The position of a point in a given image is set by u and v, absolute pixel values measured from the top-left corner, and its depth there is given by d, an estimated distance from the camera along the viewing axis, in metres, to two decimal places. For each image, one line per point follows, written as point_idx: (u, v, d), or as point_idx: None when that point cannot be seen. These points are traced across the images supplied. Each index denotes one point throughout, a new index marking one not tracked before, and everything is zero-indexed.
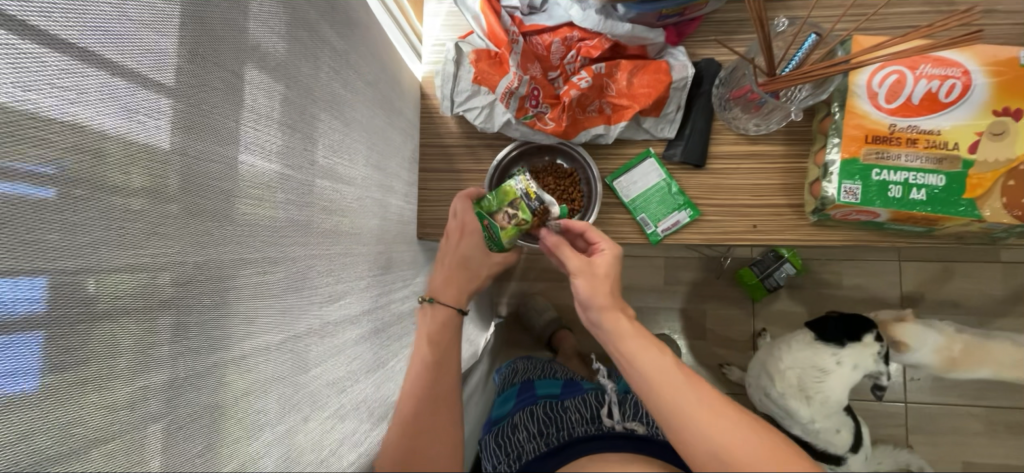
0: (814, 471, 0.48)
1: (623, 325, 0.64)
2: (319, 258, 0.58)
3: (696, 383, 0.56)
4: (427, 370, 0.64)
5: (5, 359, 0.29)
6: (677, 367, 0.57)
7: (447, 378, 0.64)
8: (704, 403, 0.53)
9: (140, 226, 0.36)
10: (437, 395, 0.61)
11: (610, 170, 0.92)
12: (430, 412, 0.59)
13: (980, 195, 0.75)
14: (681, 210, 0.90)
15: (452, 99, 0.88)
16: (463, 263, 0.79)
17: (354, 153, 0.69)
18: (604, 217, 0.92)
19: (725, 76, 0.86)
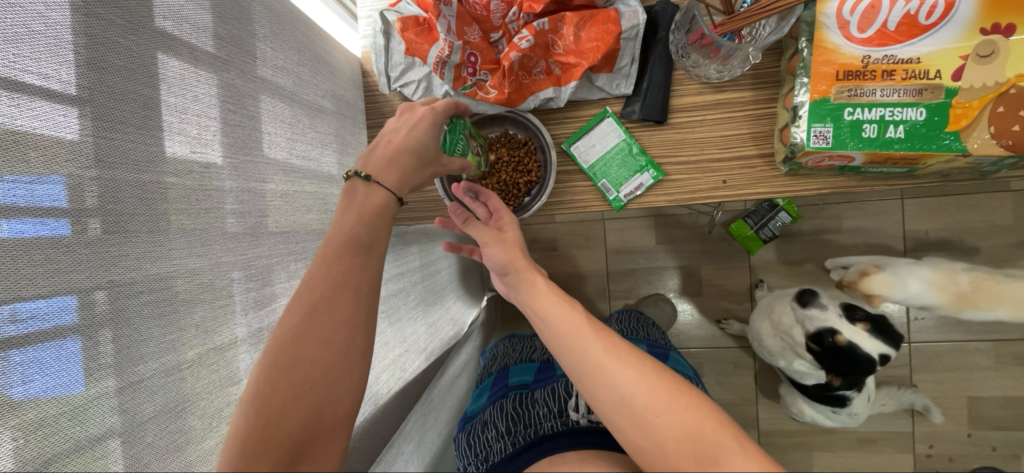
0: (710, 421, 0.47)
1: (539, 284, 0.64)
2: (238, 261, 0.56)
3: (603, 331, 0.55)
4: (341, 252, 0.53)
5: (52, 360, 0.39)
6: (584, 319, 0.57)
7: (367, 266, 0.54)
8: (608, 353, 0.53)
9: (40, 241, 0.38)
10: (347, 282, 0.52)
11: (568, 135, 0.86)
12: (325, 323, 0.49)
13: (964, 127, 0.67)
14: (642, 173, 0.84)
15: (388, 76, 0.83)
16: (415, 151, 0.64)
17: (275, 146, 0.65)
18: (563, 185, 0.87)
19: (680, 20, 0.78)
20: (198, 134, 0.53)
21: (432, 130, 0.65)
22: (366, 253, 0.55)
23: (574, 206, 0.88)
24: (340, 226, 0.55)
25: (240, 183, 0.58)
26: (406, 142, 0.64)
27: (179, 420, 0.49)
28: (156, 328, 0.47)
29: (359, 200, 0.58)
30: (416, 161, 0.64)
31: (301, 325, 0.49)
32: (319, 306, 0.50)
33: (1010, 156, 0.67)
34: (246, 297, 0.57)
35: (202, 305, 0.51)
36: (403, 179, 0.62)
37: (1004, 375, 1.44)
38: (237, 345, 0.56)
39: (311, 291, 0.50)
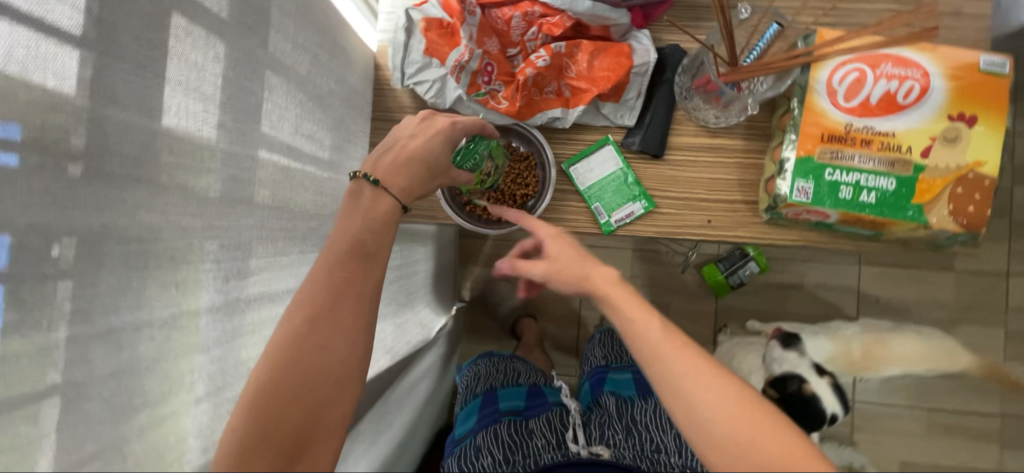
0: (805, 456, 0.46)
1: (613, 289, 0.59)
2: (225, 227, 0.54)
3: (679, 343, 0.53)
4: (345, 257, 0.54)
5: None
6: (664, 333, 0.53)
7: (367, 271, 0.55)
8: (688, 375, 0.50)
9: (27, 173, 0.36)
10: (349, 286, 0.53)
11: (568, 156, 0.89)
12: (327, 327, 0.50)
13: (927, 201, 0.74)
14: (635, 201, 0.87)
15: (404, 72, 0.82)
16: (426, 162, 0.66)
17: (280, 121, 0.64)
18: (557, 203, 0.89)
19: (687, 64, 0.84)
20: (201, 101, 0.50)
21: (446, 144, 0.68)
22: (369, 257, 0.56)
23: (564, 225, 0.90)
24: (342, 231, 0.57)
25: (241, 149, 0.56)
26: (420, 151, 0.66)
27: (134, 380, 0.45)
28: (134, 279, 0.44)
29: (366, 208, 0.59)
30: (427, 172, 0.66)
31: (303, 329, 0.50)
32: (322, 310, 0.51)
33: (963, 233, 0.74)
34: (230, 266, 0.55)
35: (182, 265, 0.48)
36: (410, 186, 0.64)
37: (935, 443, 1.53)
38: (211, 312, 0.52)
39: (315, 297, 0.52)
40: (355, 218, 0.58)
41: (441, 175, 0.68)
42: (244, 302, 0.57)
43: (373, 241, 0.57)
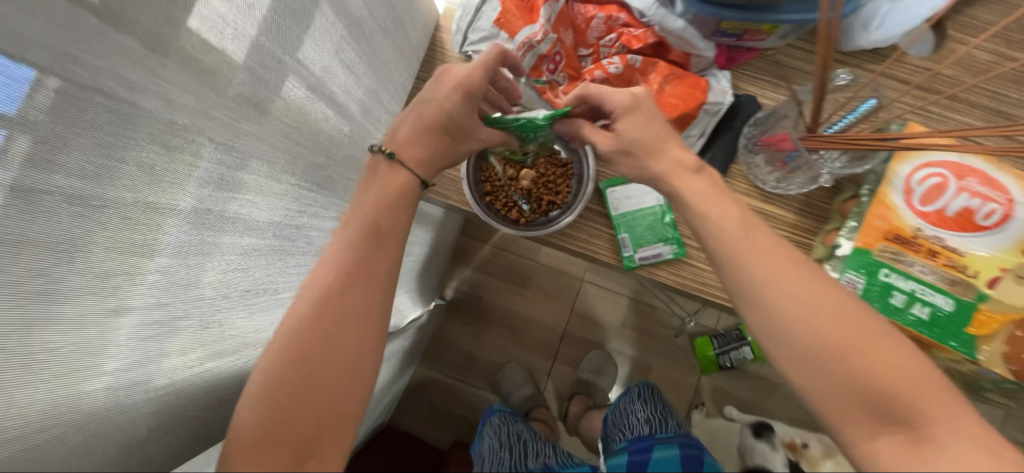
0: (876, 331, 0.48)
1: (694, 185, 0.58)
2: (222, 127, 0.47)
3: (760, 246, 0.54)
4: (364, 238, 0.54)
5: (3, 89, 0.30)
6: (740, 232, 0.54)
7: (383, 253, 0.55)
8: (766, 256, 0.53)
9: None
10: (367, 267, 0.53)
11: (608, 176, 0.82)
12: (337, 313, 0.50)
13: (982, 334, 0.66)
14: (666, 245, 0.80)
15: (466, 35, 0.76)
16: (444, 127, 0.62)
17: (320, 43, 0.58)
18: (582, 221, 0.82)
19: (761, 117, 0.78)
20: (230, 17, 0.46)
21: (466, 104, 0.62)
22: (383, 245, 0.55)
23: (583, 247, 0.82)
24: (354, 219, 0.56)
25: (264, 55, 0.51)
26: (439, 114, 0.62)
27: (44, 260, 0.35)
28: (85, 139, 0.35)
29: (380, 202, 0.57)
30: (444, 136, 0.63)
31: (309, 315, 0.49)
32: (330, 295, 0.50)
33: (1012, 381, 0.67)
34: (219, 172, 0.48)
35: (165, 151, 0.41)
36: (427, 164, 0.62)
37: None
38: (177, 215, 0.43)
39: (320, 286, 0.51)
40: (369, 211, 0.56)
41: (465, 141, 0.65)
42: (221, 221, 0.49)
43: (387, 227, 0.56)
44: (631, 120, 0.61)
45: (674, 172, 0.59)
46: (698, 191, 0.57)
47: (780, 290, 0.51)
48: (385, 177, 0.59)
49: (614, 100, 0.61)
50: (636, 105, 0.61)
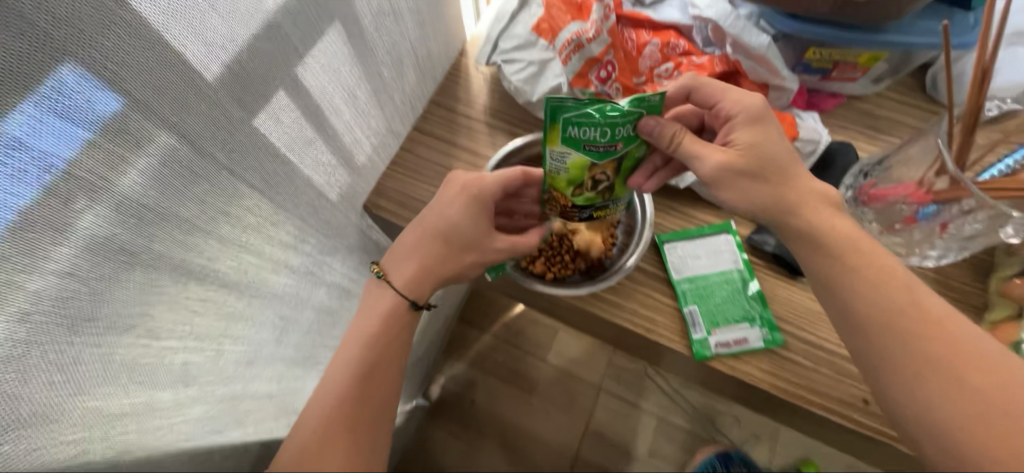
0: None
1: (833, 221, 0.43)
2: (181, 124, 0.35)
3: (895, 290, 0.40)
4: (337, 411, 0.40)
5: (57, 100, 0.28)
6: (903, 289, 0.39)
7: (369, 405, 0.41)
8: (880, 301, 0.39)
9: None
10: (355, 413, 0.40)
11: (664, 228, 0.62)
12: (341, 439, 0.39)
13: None
14: (752, 326, 0.56)
15: (495, 44, 0.63)
16: (442, 234, 0.48)
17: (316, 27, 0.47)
18: (632, 287, 0.60)
19: (875, 162, 0.58)
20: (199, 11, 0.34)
21: (478, 210, 0.49)
22: (398, 351, 0.45)
23: (633, 321, 0.58)
24: (374, 329, 0.45)
25: (252, 54, 0.40)
26: (445, 219, 0.48)
27: None
28: None
29: (393, 312, 0.46)
30: (444, 248, 0.48)
31: (315, 440, 0.39)
32: (343, 418, 0.40)
33: None
34: (147, 191, 0.34)
35: (56, 142, 0.28)
36: (419, 283, 0.47)
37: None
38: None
39: (331, 409, 0.40)
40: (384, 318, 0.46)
41: (479, 251, 0.49)
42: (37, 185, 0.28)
43: (401, 340, 0.46)
44: (754, 133, 0.43)
45: (809, 202, 0.43)
46: (845, 229, 0.42)
47: (883, 339, 0.39)
48: (401, 273, 0.47)
49: (733, 107, 0.44)
50: (759, 116, 0.44)
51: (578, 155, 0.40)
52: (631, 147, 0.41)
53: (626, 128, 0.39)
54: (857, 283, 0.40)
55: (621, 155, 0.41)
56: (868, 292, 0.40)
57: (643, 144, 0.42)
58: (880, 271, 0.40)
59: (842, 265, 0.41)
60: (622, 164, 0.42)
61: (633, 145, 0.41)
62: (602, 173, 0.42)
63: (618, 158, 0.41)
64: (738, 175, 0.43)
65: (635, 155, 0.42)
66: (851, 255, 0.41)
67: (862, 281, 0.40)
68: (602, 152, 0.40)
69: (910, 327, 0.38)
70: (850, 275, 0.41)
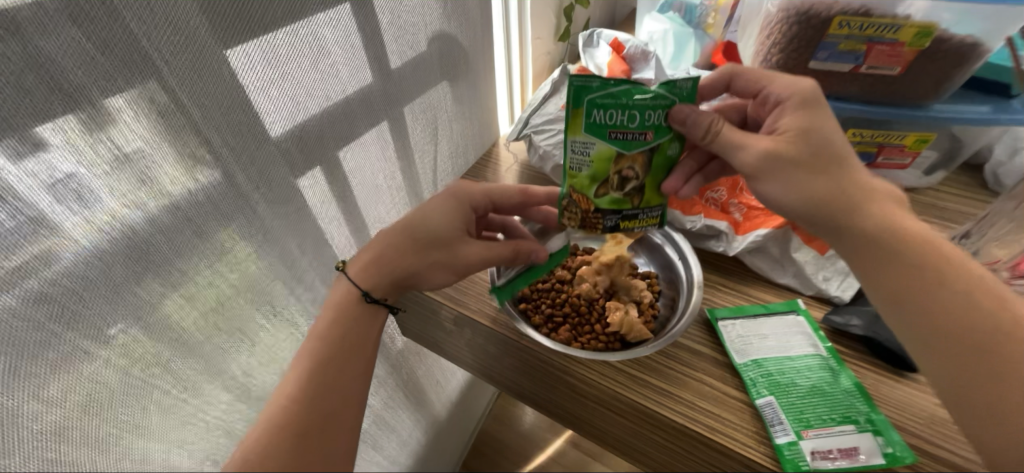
0: None
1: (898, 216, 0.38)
2: (228, 155, 0.39)
3: (974, 291, 0.35)
4: (302, 414, 0.37)
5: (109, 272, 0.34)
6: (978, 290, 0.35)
7: (346, 404, 0.38)
8: (989, 323, 0.34)
9: None
10: (325, 418, 0.37)
11: (714, 304, 0.52)
12: (285, 446, 0.35)
13: None
14: (860, 430, 0.40)
15: (525, 122, 0.66)
16: (415, 230, 0.43)
17: (370, 114, 0.55)
18: (684, 371, 0.47)
19: None
20: (280, 83, 0.42)
21: (456, 212, 0.45)
22: (356, 356, 0.41)
23: (687, 414, 0.44)
24: (326, 325, 0.41)
25: (313, 126, 0.48)
26: (421, 211, 0.44)
27: None
28: None
29: (347, 300, 0.42)
30: (409, 242, 0.43)
31: (258, 451, 0.35)
32: (287, 425, 0.36)
33: None
34: (191, 207, 0.37)
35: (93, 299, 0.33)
36: (371, 270, 0.42)
37: None
38: None
39: (278, 412, 0.36)
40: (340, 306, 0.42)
41: (447, 255, 0.44)
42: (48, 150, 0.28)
43: (356, 342, 0.41)
44: (807, 120, 0.39)
45: (870, 201, 0.38)
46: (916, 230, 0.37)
47: (989, 368, 0.33)
48: (360, 260, 0.44)
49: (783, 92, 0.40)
50: (814, 101, 0.39)
51: (603, 144, 0.39)
52: (660, 139, 0.39)
53: (653, 113, 0.38)
54: (949, 294, 0.35)
55: (653, 147, 0.40)
56: (970, 309, 0.34)
57: (675, 141, 0.41)
58: (976, 285, 0.35)
59: (919, 266, 0.36)
60: (651, 159, 0.40)
61: (661, 138, 0.39)
62: (630, 167, 0.40)
63: (647, 149, 0.40)
64: (789, 163, 0.38)
65: (665, 152, 0.40)
66: (938, 261, 0.36)
67: (954, 292, 0.35)
68: (629, 142, 0.39)
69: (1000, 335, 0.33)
70: (941, 285, 0.35)
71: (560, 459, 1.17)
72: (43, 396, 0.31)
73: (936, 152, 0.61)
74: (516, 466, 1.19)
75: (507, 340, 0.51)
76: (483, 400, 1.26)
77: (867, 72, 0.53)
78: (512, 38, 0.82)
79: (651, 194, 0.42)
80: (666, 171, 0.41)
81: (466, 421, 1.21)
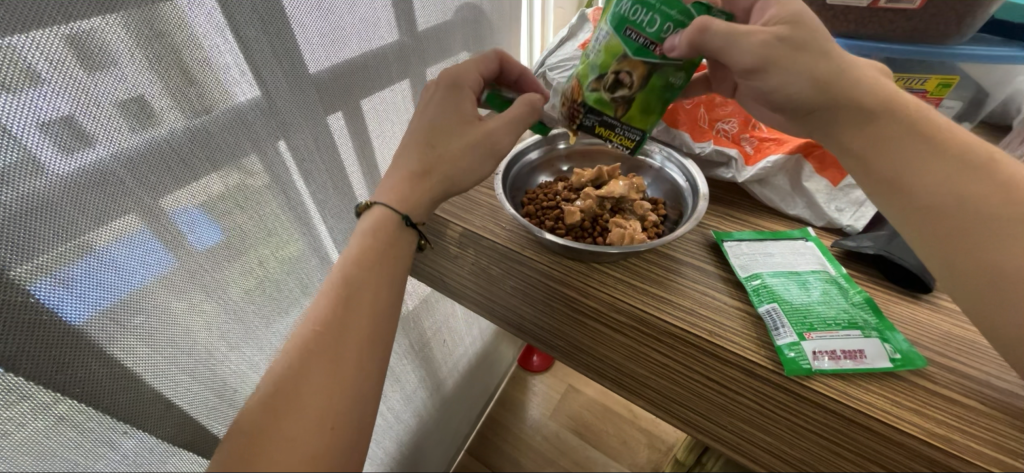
0: None
1: (867, 72, 0.38)
2: (261, 52, 0.42)
3: (926, 138, 0.37)
4: (339, 307, 0.37)
5: (152, 255, 0.37)
6: (922, 138, 0.37)
7: (378, 304, 0.38)
8: (931, 169, 0.36)
9: None
10: (357, 315, 0.37)
11: (722, 230, 0.52)
12: (323, 368, 0.34)
13: None
14: (867, 336, 0.39)
15: (541, 63, 0.68)
16: (426, 135, 0.44)
17: (403, 66, 0.60)
18: (685, 285, 0.46)
19: None
20: (317, 7, 0.46)
21: (455, 96, 0.45)
22: (389, 280, 0.40)
23: (684, 318, 0.43)
24: (360, 249, 0.40)
25: (345, 64, 0.51)
26: (427, 116, 0.44)
27: None
28: None
29: (382, 227, 0.41)
30: (427, 148, 0.43)
31: (294, 367, 0.34)
32: (322, 349, 0.35)
33: None
34: (210, 128, 0.40)
35: (155, 264, 0.38)
36: (409, 192, 0.42)
37: None
38: None
39: (314, 335, 0.35)
40: (376, 231, 0.41)
41: (466, 140, 0.43)
42: (52, 64, 0.29)
43: (395, 259, 0.41)
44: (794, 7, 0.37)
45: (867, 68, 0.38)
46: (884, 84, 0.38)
47: (985, 239, 0.34)
48: (387, 187, 0.43)
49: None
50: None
51: (614, 37, 0.38)
52: (671, 59, 0.38)
53: (673, 30, 0.37)
54: (938, 166, 0.36)
55: (658, 62, 0.38)
56: (920, 167, 0.36)
57: (682, 70, 0.39)
58: (978, 157, 0.36)
59: (912, 142, 0.37)
60: (649, 79, 0.39)
61: (667, 61, 0.38)
62: (627, 73, 0.39)
63: (652, 64, 0.38)
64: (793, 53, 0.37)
65: (668, 78, 0.39)
66: (940, 136, 0.36)
67: (948, 163, 0.36)
68: (639, 44, 0.38)
69: (949, 176, 0.36)
70: (929, 159, 0.36)
71: (562, 441, 1.15)
72: (128, 294, 0.36)
73: (959, 103, 0.60)
74: (519, 445, 1.16)
75: (511, 253, 0.52)
76: (488, 380, 1.24)
77: (886, 6, 0.51)
78: (535, 20, 0.88)
79: (635, 114, 0.41)
80: (660, 96, 0.40)
81: (472, 398, 1.19)
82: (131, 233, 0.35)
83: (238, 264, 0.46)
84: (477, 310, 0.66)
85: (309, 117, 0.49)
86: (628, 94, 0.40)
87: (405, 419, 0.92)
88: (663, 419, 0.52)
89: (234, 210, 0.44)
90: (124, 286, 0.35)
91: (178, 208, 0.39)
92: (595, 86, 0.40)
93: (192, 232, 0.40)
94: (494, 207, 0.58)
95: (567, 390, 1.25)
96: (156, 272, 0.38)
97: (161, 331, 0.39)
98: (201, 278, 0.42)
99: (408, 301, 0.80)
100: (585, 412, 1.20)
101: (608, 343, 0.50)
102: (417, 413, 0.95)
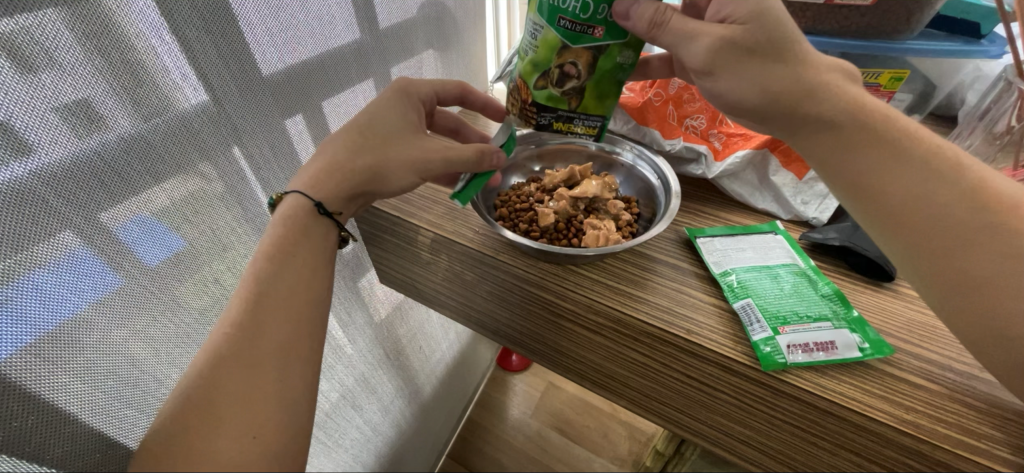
0: None
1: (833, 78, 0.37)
2: (205, 54, 0.39)
3: (886, 148, 0.36)
4: (248, 312, 0.34)
5: (91, 276, 0.34)
6: (884, 148, 0.36)
7: (296, 300, 0.35)
8: (895, 179, 0.36)
9: None
10: (275, 317, 0.34)
11: (694, 226, 0.52)
12: (237, 378, 0.31)
13: None
14: (836, 327, 0.40)
15: (509, 61, 0.67)
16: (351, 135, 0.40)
17: (364, 66, 0.57)
18: (660, 284, 0.46)
19: None
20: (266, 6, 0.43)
21: (394, 103, 0.43)
22: (313, 274, 0.37)
23: (661, 317, 0.43)
24: (271, 241, 0.37)
25: (302, 65, 0.48)
26: (358, 118, 0.41)
27: None
28: None
29: (293, 219, 0.38)
30: (354, 139, 0.40)
31: (200, 393, 0.31)
32: (236, 360, 0.32)
33: None
34: (148, 139, 0.36)
35: (93, 287, 0.34)
36: (326, 180, 0.39)
37: None
38: None
39: (224, 345, 0.32)
40: (285, 223, 0.38)
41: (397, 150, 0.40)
42: None
43: (309, 253, 0.38)
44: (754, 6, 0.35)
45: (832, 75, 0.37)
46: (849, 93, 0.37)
47: (946, 247, 0.35)
48: (303, 175, 0.40)
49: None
50: None
51: (549, 30, 0.37)
52: (610, 41, 0.37)
53: (607, 10, 0.35)
54: (901, 177, 0.36)
55: (602, 46, 0.37)
56: (884, 177, 0.36)
57: (628, 48, 0.38)
58: (941, 165, 0.35)
59: (876, 150, 0.36)
60: (596, 65, 0.38)
61: (610, 41, 0.37)
62: (572, 64, 0.38)
63: (595, 48, 0.37)
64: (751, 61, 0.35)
65: (614, 61, 0.38)
66: (902, 146, 0.36)
67: (915, 172, 0.35)
68: (575, 33, 0.37)
69: (912, 186, 0.35)
70: (892, 170, 0.36)
71: (543, 439, 1.15)
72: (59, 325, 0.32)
73: (910, 96, 0.63)
74: (501, 446, 1.16)
75: (484, 258, 0.51)
76: (468, 383, 1.23)
77: (841, 3, 0.53)
78: (501, 16, 0.86)
79: (591, 100, 0.40)
80: (613, 79, 0.39)
81: (452, 402, 1.17)
82: (65, 252, 0.32)
83: (188, 280, 0.43)
84: (452, 316, 0.65)
85: (263, 123, 0.46)
86: (577, 85, 0.39)
87: (383, 430, 0.89)
88: (643, 416, 0.52)
89: (183, 223, 0.40)
90: (52, 314, 0.31)
91: (121, 223, 0.36)
92: (540, 80, 0.40)
93: (137, 245, 0.37)
94: (465, 210, 0.56)
95: (547, 387, 1.24)
96: (90, 296, 0.34)
97: (102, 362, 0.36)
98: (144, 300, 0.39)
99: (381, 308, 0.77)
100: (565, 408, 1.20)
101: (586, 344, 0.50)
102: (395, 423, 0.93)
